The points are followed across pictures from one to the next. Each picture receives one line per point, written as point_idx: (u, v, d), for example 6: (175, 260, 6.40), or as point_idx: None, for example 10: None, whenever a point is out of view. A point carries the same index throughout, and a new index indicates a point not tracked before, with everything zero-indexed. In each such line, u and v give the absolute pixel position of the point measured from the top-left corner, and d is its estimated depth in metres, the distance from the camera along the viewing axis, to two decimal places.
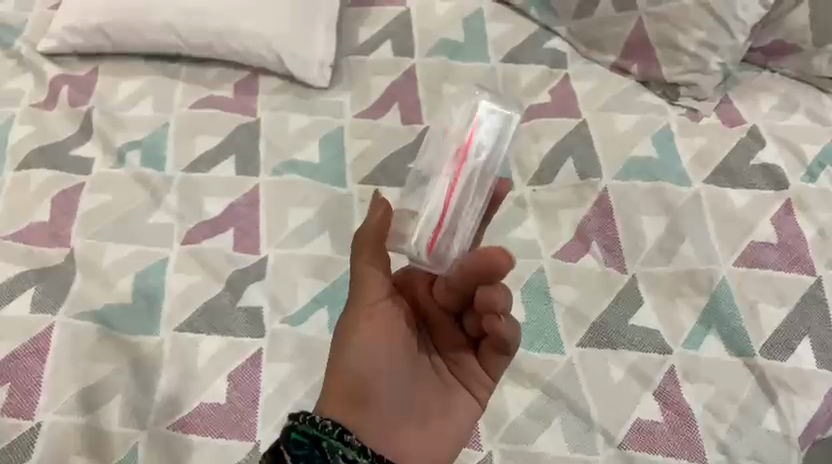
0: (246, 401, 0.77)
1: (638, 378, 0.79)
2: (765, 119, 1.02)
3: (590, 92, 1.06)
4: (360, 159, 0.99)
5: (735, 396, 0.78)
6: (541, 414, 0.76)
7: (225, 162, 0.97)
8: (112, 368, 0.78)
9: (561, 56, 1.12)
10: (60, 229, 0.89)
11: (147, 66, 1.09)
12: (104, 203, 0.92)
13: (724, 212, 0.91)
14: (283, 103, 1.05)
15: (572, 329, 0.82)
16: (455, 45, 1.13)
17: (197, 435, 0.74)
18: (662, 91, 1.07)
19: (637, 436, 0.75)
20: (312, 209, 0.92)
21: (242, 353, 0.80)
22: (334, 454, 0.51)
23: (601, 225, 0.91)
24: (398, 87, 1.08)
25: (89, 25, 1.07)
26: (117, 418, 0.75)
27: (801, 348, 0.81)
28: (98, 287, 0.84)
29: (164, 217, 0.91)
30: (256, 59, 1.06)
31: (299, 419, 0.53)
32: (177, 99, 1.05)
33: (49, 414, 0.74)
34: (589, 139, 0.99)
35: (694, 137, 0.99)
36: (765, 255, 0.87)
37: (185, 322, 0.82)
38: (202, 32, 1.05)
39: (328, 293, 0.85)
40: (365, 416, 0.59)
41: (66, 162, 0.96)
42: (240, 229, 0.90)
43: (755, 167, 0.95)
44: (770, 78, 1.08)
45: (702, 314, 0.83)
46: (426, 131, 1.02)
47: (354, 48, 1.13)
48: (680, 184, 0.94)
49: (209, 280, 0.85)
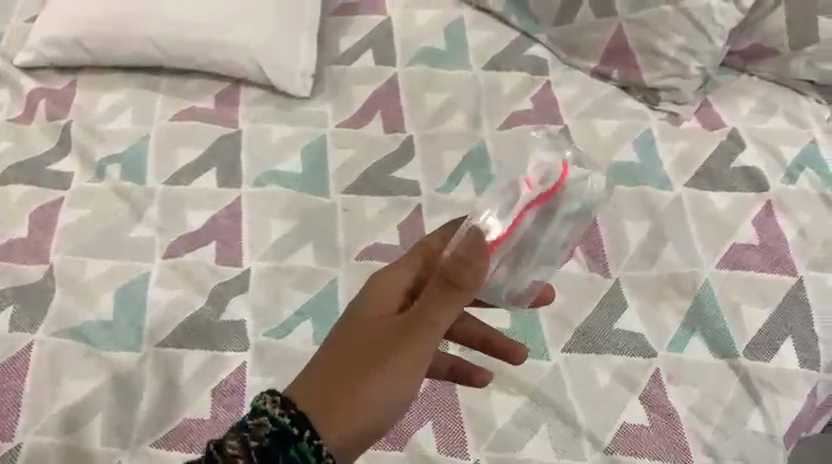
0: (231, 415, 0.76)
1: (625, 382, 0.79)
2: (744, 122, 1.03)
3: (572, 98, 1.07)
4: (343, 168, 0.98)
5: (720, 398, 0.78)
6: (528, 421, 0.76)
7: (206, 174, 0.96)
8: (93, 386, 0.77)
9: (542, 62, 1.12)
10: (39, 244, 0.88)
11: (127, 78, 1.08)
12: (84, 218, 0.91)
13: (706, 215, 0.92)
14: (264, 114, 1.04)
15: (557, 335, 0.82)
16: (437, 53, 1.13)
17: (181, 450, 0.73)
18: (643, 96, 1.08)
19: (624, 440, 0.75)
20: (295, 219, 0.92)
21: (226, 367, 0.79)
22: (294, 447, 0.49)
23: (585, 230, 0.91)
24: (381, 96, 1.08)
25: (67, 38, 1.06)
26: (99, 436, 0.74)
27: (784, 349, 0.81)
28: (78, 302, 0.83)
29: (145, 230, 0.90)
30: (237, 70, 1.06)
31: (271, 401, 0.50)
32: (158, 111, 1.04)
33: (29, 435, 0.73)
34: (571, 145, 1.00)
35: (675, 141, 1.00)
36: (747, 256, 0.88)
37: (168, 336, 0.81)
38: (182, 44, 1.05)
39: (312, 304, 0.84)
40: (347, 414, 0.53)
41: (45, 176, 0.95)
42: (222, 241, 0.89)
43: (735, 170, 0.96)
44: (748, 81, 1.09)
45: (686, 317, 0.83)
46: (409, 139, 1.02)
47: (336, 57, 1.13)
48: (661, 188, 0.95)
49: (192, 293, 0.84)
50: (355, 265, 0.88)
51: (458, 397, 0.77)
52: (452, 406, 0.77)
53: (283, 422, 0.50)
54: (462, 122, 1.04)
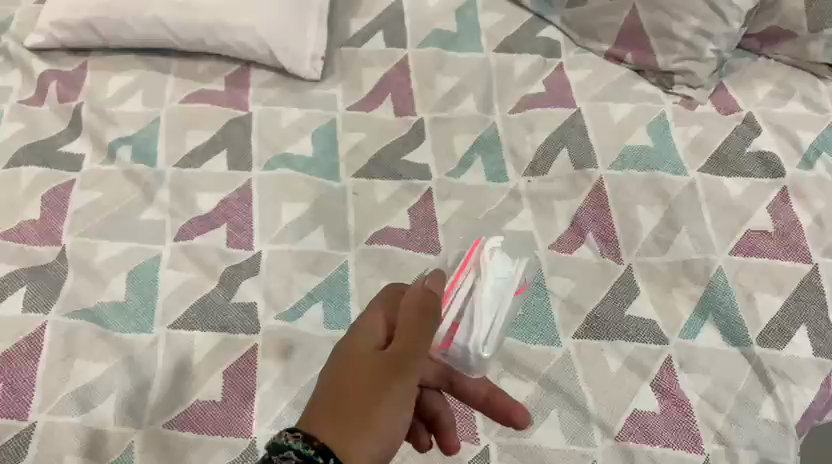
0: (241, 398, 0.76)
1: (636, 369, 0.78)
2: (760, 107, 1.01)
3: (585, 81, 1.06)
4: (354, 152, 0.98)
5: (732, 385, 0.77)
6: (538, 407, 0.76)
7: (217, 157, 0.96)
8: (105, 367, 0.77)
9: (554, 45, 1.11)
10: (51, 226, 0.88)
11: (137, 61, 1.08)
12: (96, 201, 0.91)
13: (721, 201, 0.91)
14: (274, 97, 1.04)
15: (568, 321, 0.82)
16: (448, 35, 1.12)
17: (192, 432, 0.73)
18: (658, 79, 1.07)
19: (635, 426, 0.74)
20: (306, 203, 0.91)
21: (236, 350, 0.79)
22: None
23: (596, 216, 0.90)
24: (391, 79, 1.07)
25: (77, 20, 1.06)
26: (112, 416, 0.74)
27: (798, 337, 0.80)
28: (91, 285, 0.84)
29: (156, 214, 0.90)
30: (247, 53, 1.05)
31: (293, 436, 0.51)
32: (168, 93, 1.04)
33: (43, 414, 0.74)
34: (584, 129, 0.99)
35: (689, 126, 0.99)
36: (761, 243, 0.87)
37: (180, 318, 0.81)
38: (192, 25, 1.04)
39: (322, 288, 0.84)
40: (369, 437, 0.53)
41: (57, 159, 0.95)
42: (233, 224, 0.89)
43: (751, 155, 0.95)
44: (765, 65, 1.08)
45: (698, 304, 0.83)
46: (419, 122, 1.02)
47: (347, 39, 1.12)
48: (675, 173, 0.93)
49: (203, 277, 0.85)
50: (365, 249, 0.88)
51: None
52: None
53: (310, 453, 0.50)
54: (473, 106, 1.03)
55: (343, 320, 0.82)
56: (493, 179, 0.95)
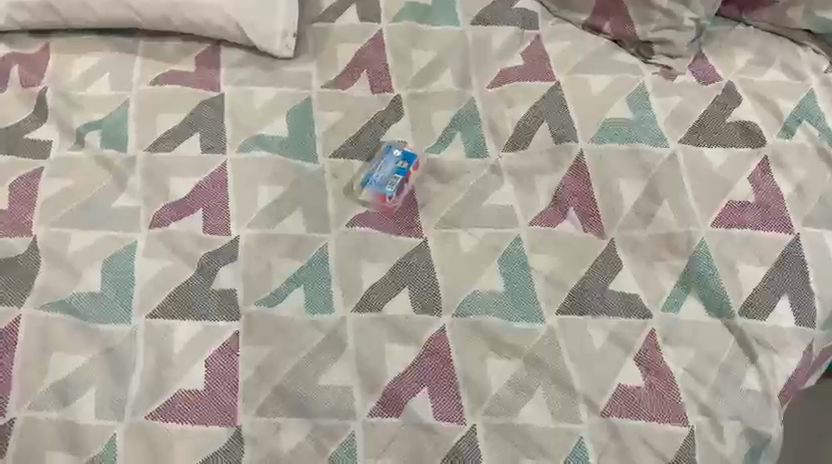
0: (224, 386, 0.74)
1: (620, 344, 0.78)
2: (740, 76, 1.01)
3: (564, 53, 1.04)
4: (331, 131, 0.96)
5: (715, 356, 0.78)
6: (524, 385, 0.75)
7: (190, 140, 0.94)
8: (84, 360, 0.75)
9: (532, 16, 1.10)
10: (21, 216, 0.86)
11: (102, 42, 1.04)
12: (66, 189, 0.88)
13: (702, 172, 0.90)
14: (247, 76, 1.01)
15: (552, 297, 0.81)
16: (422, 8, 1.09)
17: (175, 423, 0.72)
18: (636, 50, 1.05)
19: (620, 401, 0.75)
20: (284, 186, 0.90)
21: (218, 337, 0.78)
22: None
23: (578, 190, 0.90)
24: (366, 54, 1.04)
25: (36, 1, 1.02)
26: (92, 411, 0.73)
27: (780, 307, 0.81)
28: (63, 276, 0.81)
29: (129, 201, 0.88)
30: (216, 31, 1.02)
31: None
32: (136, 75, 1.01)
33: (21, 410, 0.72)
34: (563, 102, 0.98)
35: (670, 96, 0.98)
36: (743, 214, 0.87)
37: (158, 307, 0.79)
38: (157, 3, 1.01)
39: (304, 272, 0.83)
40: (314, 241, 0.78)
41: (23, 146, 0.92)
42: (209, 210, 0.87)
43: (731, 125, 0.94)
44: (745, 32, 1.07)
45: (681, 277, 0.83)
46: (397, 99, 1.00)
47: (319, 14, 1.10)
48: (656, 145, 0.93)
49: (181, 264, 0.83)
50: (345, 232, 0.86)
51: (454, 363, 0.77)
52: (449, 372, 0.76)
53: None
54: (451, 80, 1.01)
55: (325, 304, 0.81)
56: (473, 155, 0.94)
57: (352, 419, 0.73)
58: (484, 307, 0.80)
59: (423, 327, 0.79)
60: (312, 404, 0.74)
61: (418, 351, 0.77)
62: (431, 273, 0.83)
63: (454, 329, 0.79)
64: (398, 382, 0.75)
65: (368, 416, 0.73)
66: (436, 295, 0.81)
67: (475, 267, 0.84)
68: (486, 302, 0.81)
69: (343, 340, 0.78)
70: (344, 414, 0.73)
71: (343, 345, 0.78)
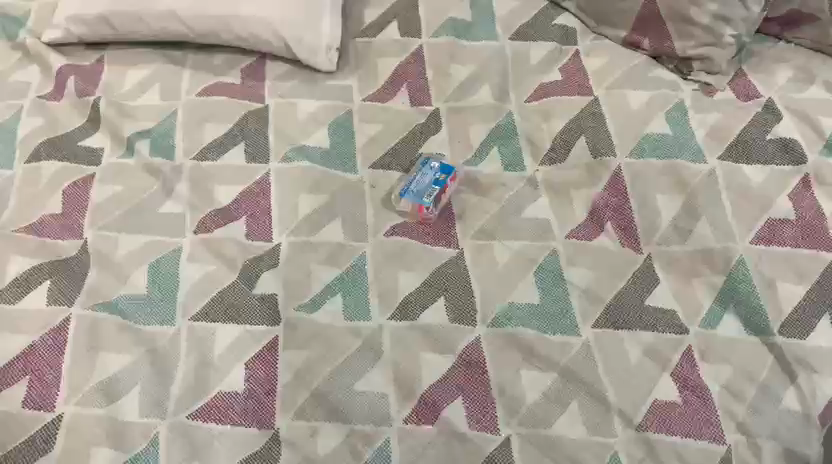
0: (263, 389, 0.76)
1: (656, 359, 0.78)
2: (780, 93, 1.00)
3: (603, 69, 1.05)
4: (370, 143, 0.98)
5: (753, 374, 0.77)
6: (559, 397, 0.76)
7: (235, 150, 0.96)
8: (129, 359, 0.78)
9: (571, 32, 1.11)
10: (73, 220, 0.89)
11: (153, 55, 1.08)
12: (116, 195, 0.92)
13: (740, 189, 0.90)
14: (290, 89, 1.04)
15: (588, 310, 0.82)
16: (463, 24, 1.11)
17: (215, 424, 0.74)
18: (675, 66, 1.06)
19: (656, 416, 0.74)
20: (324, 195, 0.92)
21: (257, 341, 0.80)
22: None
23: (616, 205, 0.90)
24: (406, 68, 1.06)
25: (92, 14, 1.06)
26: (136, 409, 0.75)
27: (822, 326, 0.80)
28: (112, 278, 0.84)
29: (175, 207, 0.91)
30: (261, 44, 1.05)
31: None
32: (184, 87, 1.04)
33: (69, 406, 0.75)
34: (601, 118, 0.98)
35: (709, 113, 0.98)
36: (783, 232, 0.86)
37: (201, 310, 0.82)
38: (206, 16, 1.04)
39: (341, 280, 0.84)
40: None
41: (77, 153, 0.96)
42: (251, 217, 0.90)
43: (771, 143, 0.94)
44: (785, 49, 1.07)
45: (719, 293, 0.82)
46: (436, 113, 1.01)
47: (361, 30, 1.12)
48: (694, 161, 0.93)
49: (224, 269, 0.85)
50: (383, 241, 0.88)
51: (489, 373, 0.77)
52: (484, 382, 0.77)
53: None
54: (489, 94, 1.03)
55: (362, 312, 0.82)
56: (509, 168, 0.95)
57: (387, 425, 0.74)
58: (519, 318, 0.81)
59: (459, 337, 0.80)
60: (349, 410, 0.75)
61: (453, 360, 0.78)
62: (467, 284, 0.84)
63: (489, 339, 0.80)
64: (433, 390, 0.76)
65: (404, 423, 0.74)
66: (472, 305, 0.82)
67: (510, 279, 0.84)
68: (522, 314, 0.82)
69: (379, 348, 0.79)
70: (379, 420, 0.74)
71: (379, 353, 0.79)
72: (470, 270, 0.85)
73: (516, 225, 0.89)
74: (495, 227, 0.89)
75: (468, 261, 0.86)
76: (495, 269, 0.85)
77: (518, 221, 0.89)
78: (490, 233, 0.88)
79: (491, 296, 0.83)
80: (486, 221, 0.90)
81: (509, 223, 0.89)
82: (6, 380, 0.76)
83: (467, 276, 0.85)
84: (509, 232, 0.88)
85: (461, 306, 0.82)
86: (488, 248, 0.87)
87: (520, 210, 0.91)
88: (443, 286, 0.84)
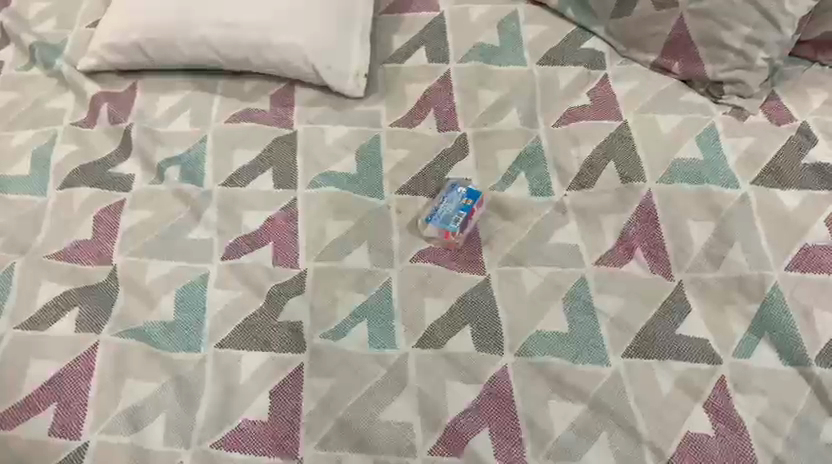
0: (288, 417, 0.76)
1: (688, 390, 0.76)
2: (815, 116, 0.98)
3: (632, 93, 1.04)
4: (397, 168, 0.98)
5: (790, 408, 0.74)
6: (588, 429, 0.74)
7: (263, 176, 0.97)
8: (156, 386, 0.78)
9: (599, 56, 1.11)
10: (104, 246, 0.90)
11: (185, 81, 1.11)
12: (145, 220, 0.93)
13: (775, 215, 0.88)
14: (318, 115, 1.05)
15: (618, 340, 0.80)
16: (491, 49, 1.11)
17: (240, 451, 0.74)
18: (706, 89, 1.04)
19: (689, 450, 0.72)
20: (350, 221, 0.92)
21: (283, 369, 0.79)
22: None
23: (647, 231, 0.88)
24: (434, 94, 1.07)
25: (126, 42, 1.08)
26: (162, 437, 0.75)
27: None
28: (141, 304, 0.85)
29: (203, 232, 0.92)
30: (291, 70, 1.06)
31: None
32: (215, 113, 1.06)
33: (96, 433, 0.75)
34: (630, 142, 0.97)
35: (740, 137, 0.96)
36: (821, 258, 0.83)
37: (228, 337, 0.82)
38: (237, 44, 1.05)
39: (367, 308, 0.84)
40: None
41: (108, 179, 0.97)
42: (278, 243, 0.90)
43: (806, 167, 0.92)
44: (820, 72, 1.05)
45: (754, 322, 0.80)
46: (462, 138, 1.01)
47: (389, 56, 1.13)
48: (726, 187, 0.91)
49: (251, 295, 0.85)
50: (409, 267, 0.88)
51: (516, 404, 0.76)
52: (511, 413, 0.75)
53: None
54: (516, 119, 1.02)
55: (388, 339, 0.82)
56: (537, 193, 0.94)
57: (411, 455, 0.73)
58: (547, 348, 0.80)
59: (485, 366, 0.79)
60: (372, 439, 0.74)
61: (479, 390, 0.77)
62: (494, 311, 0.83)
63: (516, 368, 0.79)
64: (459, 419, 0.75)
65: (429, 453, 0.73)
66: (499, 334, 0.81)
67: (538, 307, 0.83)
68: (549, 342, 0.80)
69: (404, 376, 0.79)
70: (403, 451, 0.73)
71: (404, 381, 0.78)
72: (496, 296, 0.84)
73: (544, 252, 0.88)
74: (522, 254, 0.88)
75: (495, 287, 0.85)
76: (522, 296, 0.84)
77: (546, 246, 0.89)
78: (517, 259, 0.88)
79: (518, 325, 0.82)
80: (514, 246, 0.89)
81: (537, 250, 0.88)
82: (35, 407, 0.77)
83: (494, 303, 0.84)
84: (538, 260, 0.87)
85: (487, 334, 0.81)
86: (516, 274, 0.86)
87: (548, 237, 0.89)
88: (469, 314, 0.83)
